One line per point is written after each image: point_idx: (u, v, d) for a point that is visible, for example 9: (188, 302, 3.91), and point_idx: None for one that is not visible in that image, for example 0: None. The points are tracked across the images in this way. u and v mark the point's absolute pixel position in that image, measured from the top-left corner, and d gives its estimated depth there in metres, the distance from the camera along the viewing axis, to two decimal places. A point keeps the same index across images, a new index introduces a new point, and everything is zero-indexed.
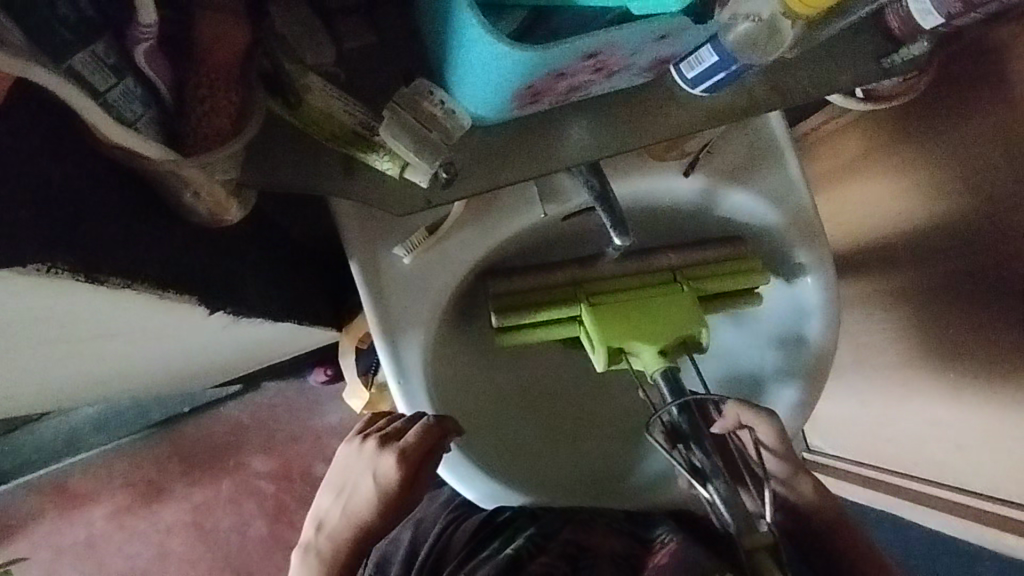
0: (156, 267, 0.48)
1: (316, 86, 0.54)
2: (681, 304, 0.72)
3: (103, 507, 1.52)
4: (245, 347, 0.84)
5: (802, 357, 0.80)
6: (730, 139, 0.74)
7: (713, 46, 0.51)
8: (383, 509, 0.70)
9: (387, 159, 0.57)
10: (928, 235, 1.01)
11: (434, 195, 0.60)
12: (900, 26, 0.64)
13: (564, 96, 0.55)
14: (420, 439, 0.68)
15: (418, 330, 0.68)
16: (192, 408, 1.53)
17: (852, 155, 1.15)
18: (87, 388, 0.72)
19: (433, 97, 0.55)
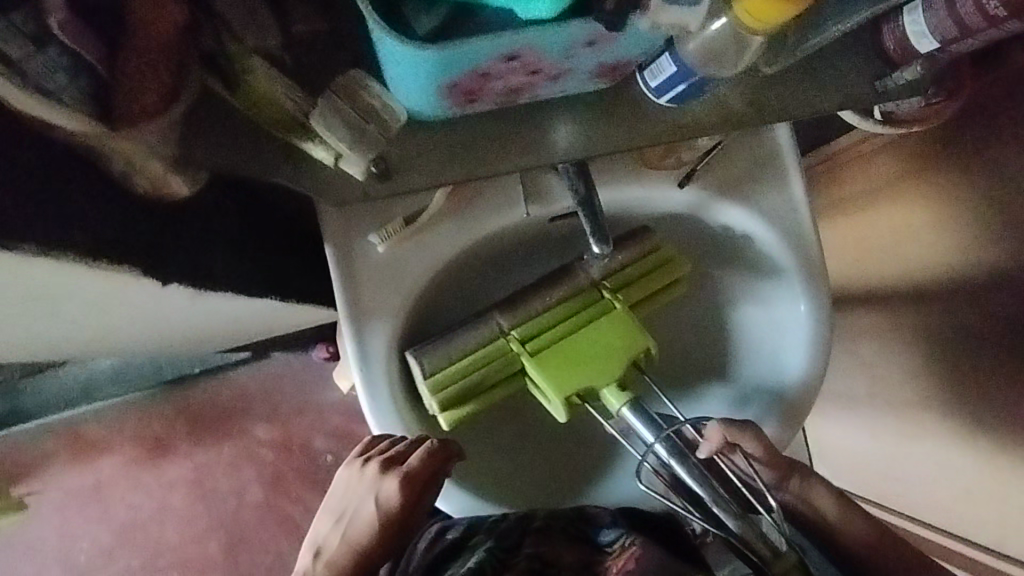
0: None
1: (261, 70, 0.54)
2: (625, 325, 0.70)
3: (112, 457, 1.58)
4: (230, 320, 0.85)
5: (784, 384, 0.76)
6: (733, 152, 0.71)
7: (670, 55, 0.52)
8: (387, 528, 0.74)
9: (322, 148, 0.57)
10: (955, 271, 0.96)
11: (371, 189, 0.59)
12: (894, 46, 0.61)
13: (507, 102, 0.55)
14: (423, 464, 0.70)
15: (386, 323, 0.67)
16: (202, 370, 1.58)
17: (880, 181, 1.10)
18: (70, 342, 0.74)
19: (370, 89, 0.56)
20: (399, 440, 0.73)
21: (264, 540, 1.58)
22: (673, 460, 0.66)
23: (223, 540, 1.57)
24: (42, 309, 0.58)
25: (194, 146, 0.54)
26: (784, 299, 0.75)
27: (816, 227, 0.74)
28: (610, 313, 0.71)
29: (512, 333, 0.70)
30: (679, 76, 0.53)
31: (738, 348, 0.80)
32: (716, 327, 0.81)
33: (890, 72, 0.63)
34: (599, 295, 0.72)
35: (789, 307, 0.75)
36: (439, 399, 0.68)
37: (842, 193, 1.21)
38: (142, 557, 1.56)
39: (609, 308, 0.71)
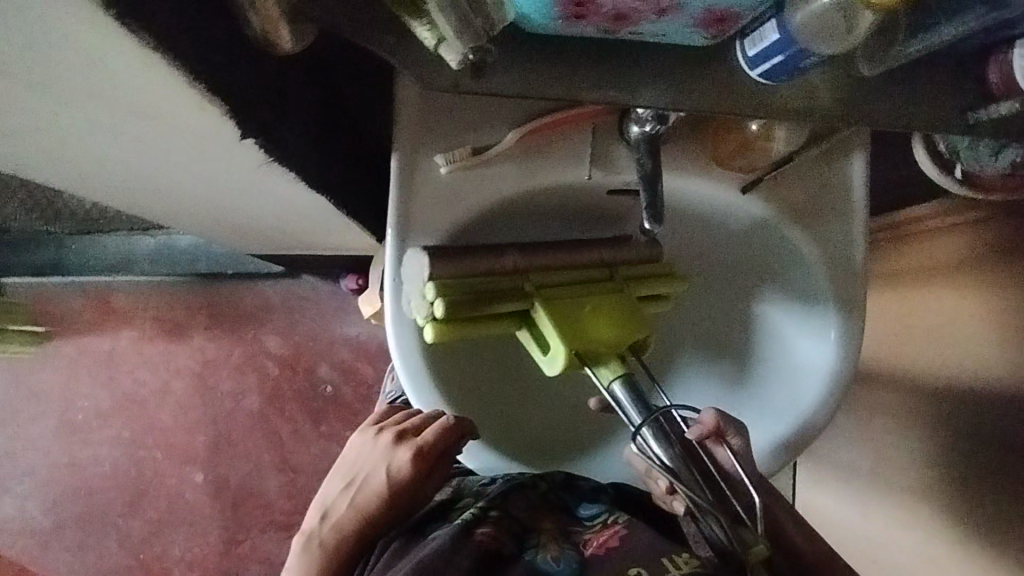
0: (210, 66, 0.45)
1: None
2: (630, 307, 0.70)
3: (132, 329, 1.65)
4: (281, 213, 0.88)
5: (791, 416, 0.76)
6: (803, 172, 0.71)
7: (778, 22, 0.45)
8: (395, 496, 0.77)
9: (427, 28, 0.46)
10: (998, 373, 0.94)
11: (464, 84, 0.48)
12: (998, 82, 0.55)
13: (609, 30, 0.44)
14: (437, 438, 0.75)
15: (430, 239, 0.69)
16: (234, 273, 1.61)
17: (940, 259, 1.08)
18: (137, 195, 0.79)
19: None
20: (417, 417, 0.80)
21: (247, 449, 1.62)
22: (654, 439, 0.64)
23: (210, 436, 1.62)
24: (145, 159, 0.62)
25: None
26: (813, 327, 0.75)
27: (866, 266, 0.73)
28: (617, 294, 0.71)
29: (529, 276, 0.69)
30: (779, 45, 0.46)
31: (753, 369, 0.81)
32: (736, 341, 0.82)
33: (987, 103, 0.56)
34: (608, 276, 0.72)
35: (817, 339, 0.75)
36: (442, 305, 0.64)
37: (897, 266, 1.19)
38: (134, 430, 1.62)
39: (616, 291, 0.71)
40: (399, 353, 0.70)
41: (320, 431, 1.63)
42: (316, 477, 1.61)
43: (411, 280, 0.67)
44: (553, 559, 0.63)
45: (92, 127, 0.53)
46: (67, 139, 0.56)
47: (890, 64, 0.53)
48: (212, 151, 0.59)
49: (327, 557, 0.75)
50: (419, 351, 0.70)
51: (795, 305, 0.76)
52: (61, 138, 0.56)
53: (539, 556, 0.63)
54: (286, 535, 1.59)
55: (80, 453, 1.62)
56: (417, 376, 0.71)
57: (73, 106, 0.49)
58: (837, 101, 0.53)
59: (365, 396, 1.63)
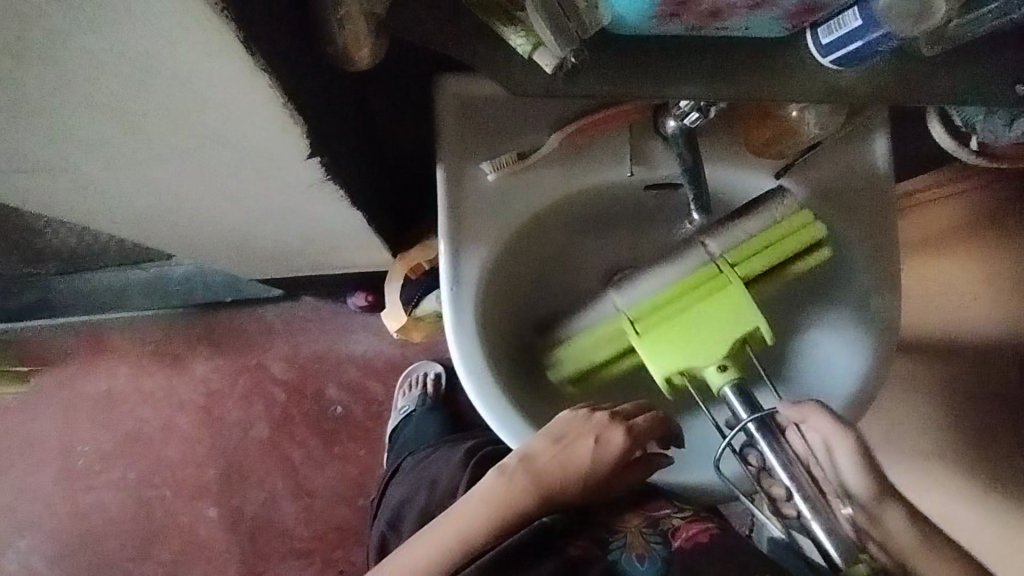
0: (292, 82, 0.44)
1: None
2: (738, 299, 0.69)
3: (130, 365, 1.60)
4: (310, 235, 0.87)
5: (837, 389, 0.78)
6: (832, 154, 0.74)
7: (859, 8, 0.46)
8: (590, 490, 0.68)
9: (522, 35, 0.49)
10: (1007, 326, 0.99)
11: (555, 86, 0.50)
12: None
13: (697, 24, 0.45)
14: (654, 427, 0.70)
15: (482, 247, 0.69)
16: (234, 300, 1.59)
17: (941, 228, 1.14)
18: (169, 227, 0.78)
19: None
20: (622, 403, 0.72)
21: (260, 478, 1.58)
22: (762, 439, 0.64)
23: (220, 468, 1.58)
24: (188, 184, 0.60)
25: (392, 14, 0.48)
26: (857, 309, 0.78)
27: (897, 242, 0.76)
28: (726, 287, 0.69)
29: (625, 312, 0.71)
30: (860, 32, 0.46)
31: (789, 367, 0.82)
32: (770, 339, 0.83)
33: None
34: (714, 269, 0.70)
35: (858, 306, 0.77)
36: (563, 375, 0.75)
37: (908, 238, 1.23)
38: (139, 469, 1.57)
39: (723, 284, 0.69)
40: (460, 360, 0.70)
41: (334, 453, 1.60)
42: (332, 500, 1.58)
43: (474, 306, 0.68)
44: (638, 558, 0.64)
45: (150, 156, 0.52)
46: (123, 171, 0.56)
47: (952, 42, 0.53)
48: (271, 174, 0.58)
49: (504, 504, 0.64)
50: (479, 357, 0.70)
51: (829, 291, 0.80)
52: (116, 170, 0.55)
53: (626, 557, 0.64)
54: (306, 563, 1.56)
55: (84, 499, 1.56)
56: (483, 386, 0.70)
57: (142, 134, 0.48)
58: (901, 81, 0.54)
59: (377, 414, 1.61)
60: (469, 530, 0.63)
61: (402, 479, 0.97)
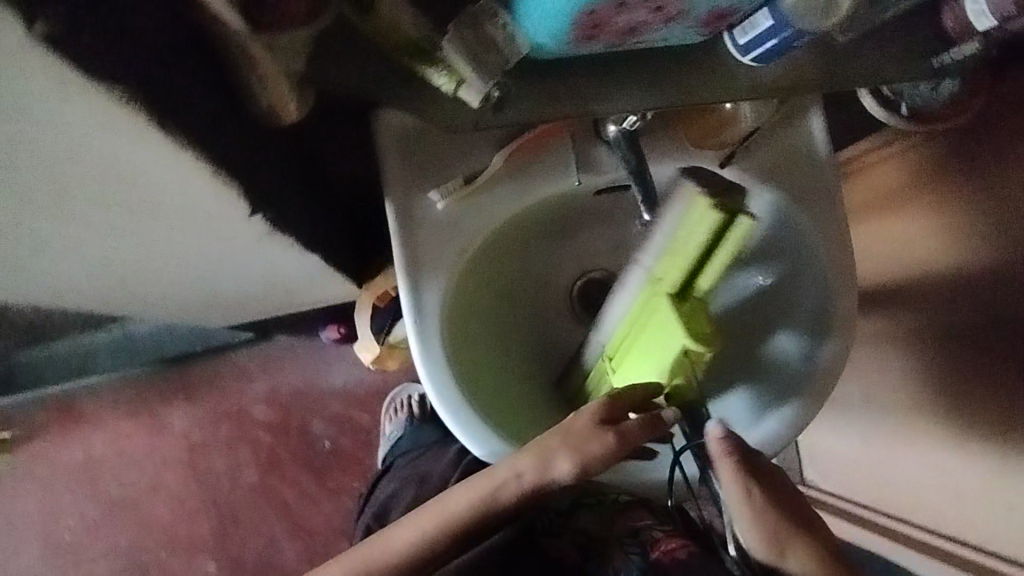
0: (223, 150, 0.44)
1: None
2: (665, 315, 0.65)
3: (106, 431, 1.56)
4: (269, 281, 0.86)
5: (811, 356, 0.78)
6: (771, 137, 0.76)
7: (769, 9, 0.47)
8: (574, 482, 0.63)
9: (444, 74, 0.49)
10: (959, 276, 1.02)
11: (484, 118, 0.52)
12: (955, 27, 0.57)
13: (613, 44, 0.45)
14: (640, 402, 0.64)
15: (441, 275, 0.69)
16: (205, 348, 1.56)
17: (890, 186, 1.18)
18: (120, 292, 0.76)
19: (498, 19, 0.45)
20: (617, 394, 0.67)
21: (256, 524, 1.56)
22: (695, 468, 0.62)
23: (214, 521, 1.55)
24: (129, 251, 0.59)
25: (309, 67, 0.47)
26: (815, 296, 0.78)
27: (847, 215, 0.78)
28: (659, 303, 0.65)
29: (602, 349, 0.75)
30: (773, 32, 0.48)
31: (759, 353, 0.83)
32: (733, 334, 0.85)
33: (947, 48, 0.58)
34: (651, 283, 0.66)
35: (813, 278, 0.78)
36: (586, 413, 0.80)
37: (864, 198, 1.27)
38: (130, 533, 1.53)
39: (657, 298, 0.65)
40: (434, 392, 0.69)
41: (327, 488, 1.58)
42: (331, 535, 1.56)
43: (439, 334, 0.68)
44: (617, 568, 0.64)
45: (87, 232, 0.51)
46: (62, 249, 0.55)
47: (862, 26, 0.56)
48: (215, 231, 0.57)
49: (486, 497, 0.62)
50: (454, 385, 0.69)
51: (785, 275, 0.80)
52: (55, 250, 0.54)
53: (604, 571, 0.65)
54: None
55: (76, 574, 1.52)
56: (456, 412, 0.69)
57: (74, 213, 0.47)
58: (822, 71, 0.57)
59: (366, 442, 1.60)
60: (454, 518, 0.61)
61: (393, 475, 0.98)
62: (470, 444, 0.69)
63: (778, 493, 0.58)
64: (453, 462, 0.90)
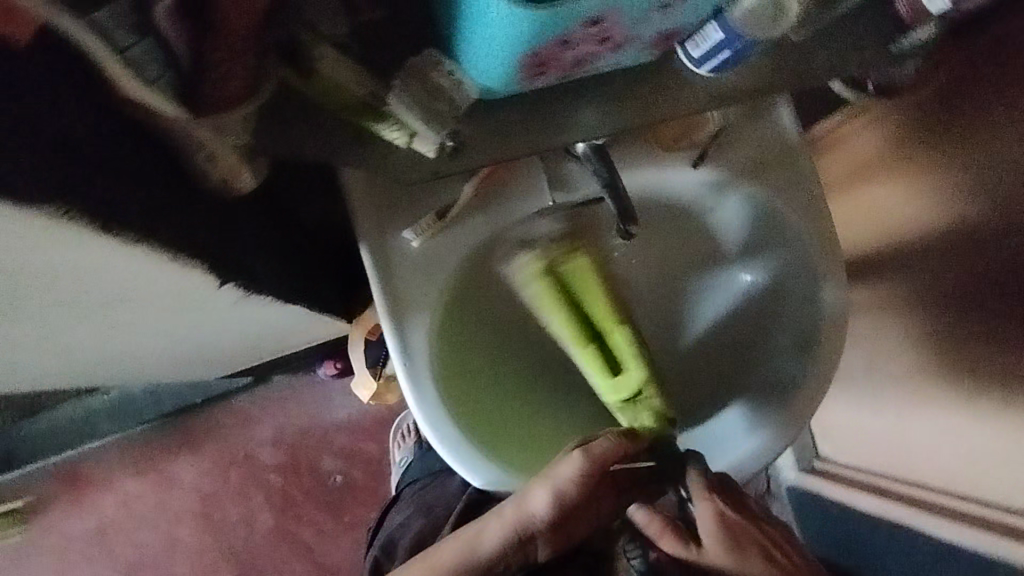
0: (172, 226, 0.43)
1: (331, 56, 0.43)
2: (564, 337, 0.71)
3: (114, 493, 1.54)
4: (255, 334, 0.85)
5: (809, 342, 0.79)
6: (741, 130, 0.75)
7: (718, 23, 0.45)
8: (558, 519, 0.63)
9: (395, 129, 0.49)
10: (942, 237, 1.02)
11: (442, 167, 0.52)
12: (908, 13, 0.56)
13: (566, 74, 0.46)
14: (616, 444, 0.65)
15: (424, 312, 0.68)
16: (205, 399, 1.54)
17: (866, 157, 1.18)
18: (103, 366, 0.75)
19: (442, 68, 0.47)
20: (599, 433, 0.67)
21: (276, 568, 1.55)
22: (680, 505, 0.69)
23: (235, 570, 1.54)
24: (100, 326, 0.58)
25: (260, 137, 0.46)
26: (803, 279, 0.79)
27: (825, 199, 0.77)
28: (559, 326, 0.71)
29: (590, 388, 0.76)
30: (724, 44, 0.46)
31: (754, 351, 0.83)
32: (723, 330, 0.85)
33: (906, 33, 0.57)
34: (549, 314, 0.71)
35: (801, 269, 0.78)
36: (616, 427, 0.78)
37: (841, 171, 1.27)
38: None
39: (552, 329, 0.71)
40: (431, 431, 0.69)
41: (344, 523, 1.58)
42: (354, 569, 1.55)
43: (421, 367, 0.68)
44: None
45: (51, 311, 0.51)
46: (31, 332, 0.54)
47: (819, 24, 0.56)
48: (186, 296, 0.57)
49: (472, 550, 0.62)
50: (448, 419, 0.69)
51: (773, 271, 0.80)
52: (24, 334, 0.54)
53: None
54: None
55: None
56: (445, 437, 0.69)
57: (29, 295, 0.47)
58: (777, 69, 0.57)
59: (378, 473, 1.60)
60: (443, 566, 0.60)
61: (403, 502, 0.96)
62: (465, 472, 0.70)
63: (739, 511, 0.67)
64: (460, 486, 0.90)
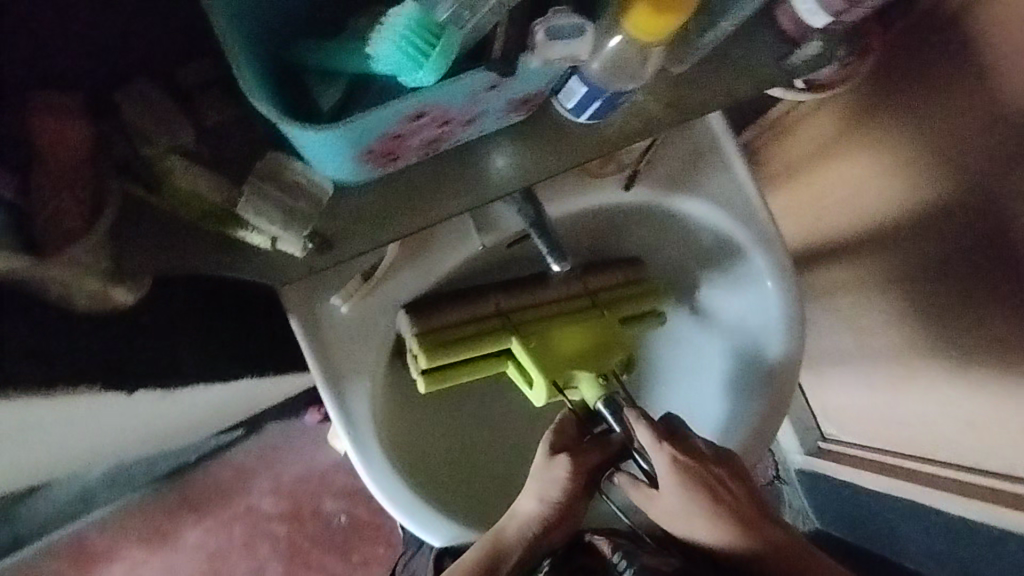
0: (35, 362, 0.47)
1: (179, 168, 0.50)
2: (462, 367, 0.71)
3: (122, 562, 1.52)
4: (207, 405, 0.84)
5: (769, 340, 0.77)
6: (671, 145, 0.72)
7: (579, 77, 0.53)
8: (549, 524, 0.70)
9: (256, 234, 0.53)
10: (899, 215, 0.97)
11: (314, 261, 0.56)
12: (792, 28, 0.62)
13: (431, 152, 0.53)
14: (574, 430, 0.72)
15: (364, 378, 0.66)
16: (200, 456, 1.52)
17: (805, 151, 1.12)
18: (53, 454, 0.74)
19: (293, 169, 0.51)
20: (561, 424, 0.72)
21: None
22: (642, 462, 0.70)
23: None
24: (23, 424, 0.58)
25: (124, 258, 0.50)
26: (754, 287, 0.77)
27: (764, 201, 0.75)
28: (461, 365, 0.71)
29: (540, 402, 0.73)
30: (592, 95, 0.54)
31: (717, 343, 0.82)
32: (687, 327, 0.83)
33: (793, 49, 0.63)
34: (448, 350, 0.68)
35: (754, 272, 0.76)
36: (594, 393, 0.71)
37: (777, 166, 1.20)
38: None
39: (451, 372, 0.70)
40: (386, 496, 0.68)
41: (353, 563, 1.58)
42: None
43: (362, 430, 0.66)
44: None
45: None
46: None
47: (698, 54, 0.60)
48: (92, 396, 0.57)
49: None
50: (401, 482, 0.68)
51: (724, 275, 0.79)
52: None
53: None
54: None
55: None
56: (396, 503, 0.68)
57: None
58: (665, 105, 0.61)
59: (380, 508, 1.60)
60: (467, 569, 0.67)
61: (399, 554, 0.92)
62: (420, 531, 0.69)
63: (693, 454, 0.69)
64: None
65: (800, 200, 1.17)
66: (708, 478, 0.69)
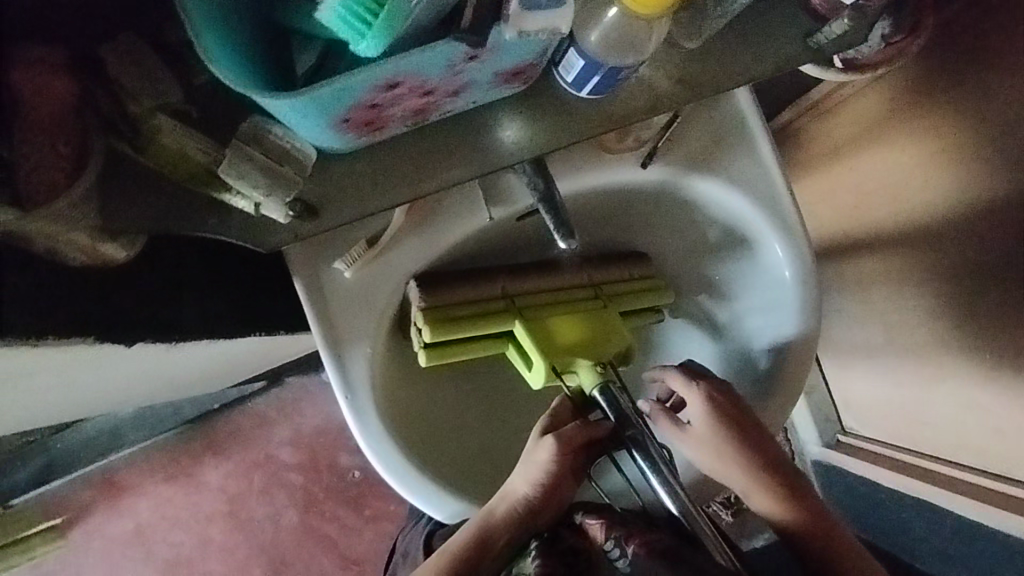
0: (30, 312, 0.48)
1: (169, 127, 0.50)
2: (462, 344, 0.71)
3: (148, 498, 1.58)
4: (216, 358, 0.86)
5: (780, 333, 0.75)
6: (694, 123, 0.69)
7: (576, 50, 0.52)
8: (541, 503, 0.70)
9: (241, 197, 0.54)
10: (937, 207, 0.92)
11: (300, 229, 0.57)
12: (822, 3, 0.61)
13: (417, 122, 0.53)
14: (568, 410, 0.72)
15: (364, 343, 0.66)
16: (222, 404, 1.57)
17: (843, 136, 1.07)
18: (64, 397, 0.76)
19: (273, 133, 0.52)
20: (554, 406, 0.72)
21: (304, 562, 1.60)
22: (648, 469, 0.64)
23: (266, 565, 1.59)
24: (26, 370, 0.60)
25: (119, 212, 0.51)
26: (769, 277, 0.74)
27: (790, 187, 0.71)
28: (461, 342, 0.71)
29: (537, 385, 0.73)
30: (589, 69, 0.53)
31: (727, 331, 0.80)
32: (696, 315, 0.82)
33: (822, 26, 0.61)
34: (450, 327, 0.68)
35: (772, 260, 0.73)
36: (590, 380, 0.71)
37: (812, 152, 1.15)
38: None
39: (451, 346, 0.70)
40: (381, 463, 0.69)
41: (366, 516, 1.62)
42: (379, 559, 1.62)
43: (360, 397, 0.66)
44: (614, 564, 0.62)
45: None
46: None
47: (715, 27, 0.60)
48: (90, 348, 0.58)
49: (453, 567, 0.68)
50: (396, 450, 0.69)
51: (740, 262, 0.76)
52: None
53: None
54: None
55: None
56: (392, 471, 0.69)
57: None
58: (674, 81, 0.60)
59: None
60: (455, 551, 0.69)
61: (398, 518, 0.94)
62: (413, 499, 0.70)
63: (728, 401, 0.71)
64: None
65: (834, 188, 1.13)
66: (739, 429, 0.71)
